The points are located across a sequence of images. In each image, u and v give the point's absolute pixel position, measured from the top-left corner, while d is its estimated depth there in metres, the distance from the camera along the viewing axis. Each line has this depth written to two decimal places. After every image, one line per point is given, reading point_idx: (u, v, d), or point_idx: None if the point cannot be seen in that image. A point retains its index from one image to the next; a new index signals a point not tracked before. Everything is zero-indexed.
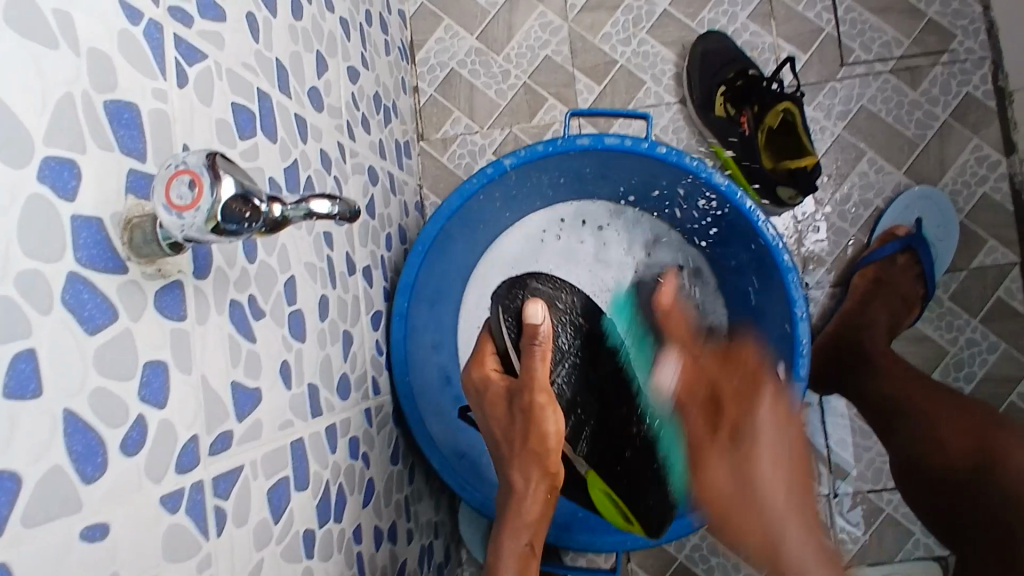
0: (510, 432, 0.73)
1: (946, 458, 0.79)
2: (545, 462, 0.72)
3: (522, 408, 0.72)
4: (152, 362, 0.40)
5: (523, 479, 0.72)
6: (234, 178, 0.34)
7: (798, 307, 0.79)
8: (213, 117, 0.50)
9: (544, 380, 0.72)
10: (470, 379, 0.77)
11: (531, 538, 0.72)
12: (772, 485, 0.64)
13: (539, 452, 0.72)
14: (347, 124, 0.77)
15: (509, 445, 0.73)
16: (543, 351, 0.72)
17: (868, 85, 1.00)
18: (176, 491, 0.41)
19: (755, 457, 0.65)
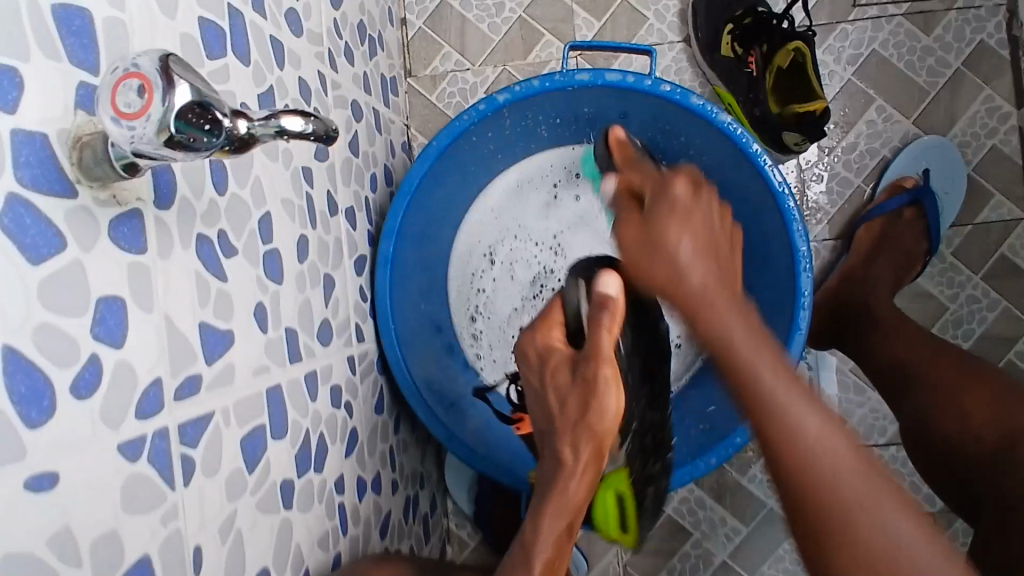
0: (569, 404, 0.65)
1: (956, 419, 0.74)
2: (601, 440, 0.64)
3: (586, 378, 0.64)
4: (107, 298, 0.36)
5: (572, 455, 0.64)
6: (191, 84, 0.29)
7: (801, 257, 0.76)
8: (176, 31, 0.44)
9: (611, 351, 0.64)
10: (532, 345, 0.70)
11: (571, 520, 0.64)
12: (687, 252, 0.53)
13: (592, 428, 0.63)
14: (329, 53, 0.71)
15: (560, 421, 0.65)
16: (617, 318, 0.64)
17: (881, 29, 0.94)
18: (137, 439, 0.38)
19: (684, 251, 0.53)
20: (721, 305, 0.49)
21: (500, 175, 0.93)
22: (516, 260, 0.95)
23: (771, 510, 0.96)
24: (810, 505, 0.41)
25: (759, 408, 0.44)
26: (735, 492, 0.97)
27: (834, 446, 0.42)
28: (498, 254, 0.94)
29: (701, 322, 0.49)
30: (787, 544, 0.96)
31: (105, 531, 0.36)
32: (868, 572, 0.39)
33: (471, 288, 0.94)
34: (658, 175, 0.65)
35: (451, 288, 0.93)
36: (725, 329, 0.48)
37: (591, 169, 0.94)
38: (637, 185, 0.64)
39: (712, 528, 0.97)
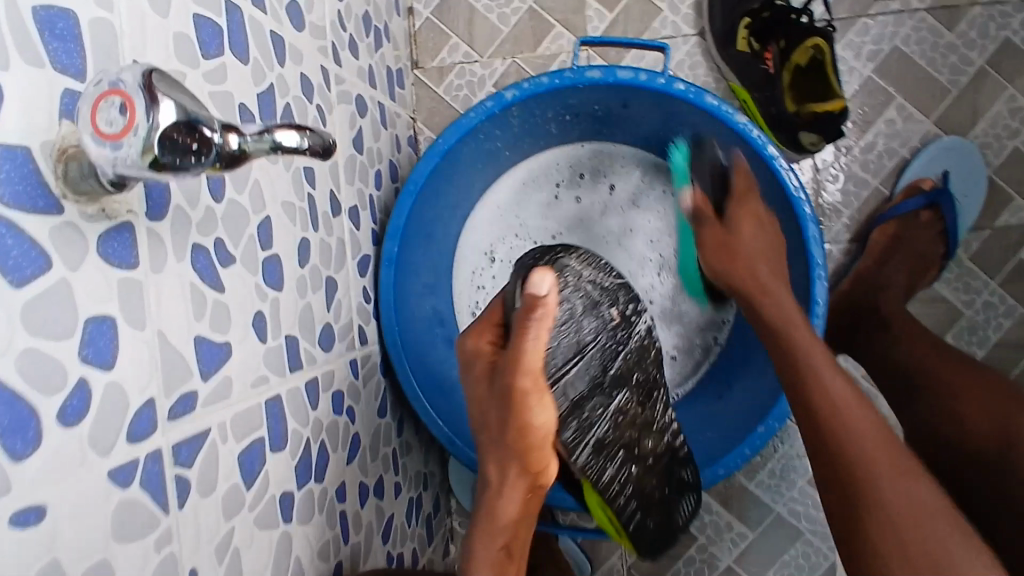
0: (488, 416, 0.58)
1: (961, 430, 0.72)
2: (526, 459, 0.59)
3: (503, 393, 0.56)
4: (97, 317, 0.35)
5: (498, 472, 0.60)
6: (175, 101, 0.27)
7: (817, 262, 0.73)
8: (170, 31, 0.42)
9: (537, 361, 0.55)
10: (461, 348, 0.61)
11: (509, 541, 0.61)
12: (844, 393, 0.62)
13: (513, 448, 0.58)
14: (333, 47, 0.69)
15: (485, 434, 0.59)
16: (547, 322, 0.54)
17: (902, 24, 0.91)
18: (128, 463, 0.37)
19: (835, 386, 0.63)
20: (829, 367, 0.64)
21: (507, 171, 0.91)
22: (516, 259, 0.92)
23: (778, 515, 0.94)
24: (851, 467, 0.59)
25: (851, 446, 0.60)
26: (741, 497, 0.95)
27: (914, 488, 0.57)
28: (499, 252, 0.92)
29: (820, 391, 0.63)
30: (794, 549, 0.94)
31: (96, 561, 0.34)
32: (895, 537, 0.55)
33: (472, 285, 0.91)
34: (771, 218, 0.73)
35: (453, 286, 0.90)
36: (838, 385, 0.63)
37: (597, 171, 0.92)
38: (757, 227, 0.72)
39: (718, 532, 0.96)
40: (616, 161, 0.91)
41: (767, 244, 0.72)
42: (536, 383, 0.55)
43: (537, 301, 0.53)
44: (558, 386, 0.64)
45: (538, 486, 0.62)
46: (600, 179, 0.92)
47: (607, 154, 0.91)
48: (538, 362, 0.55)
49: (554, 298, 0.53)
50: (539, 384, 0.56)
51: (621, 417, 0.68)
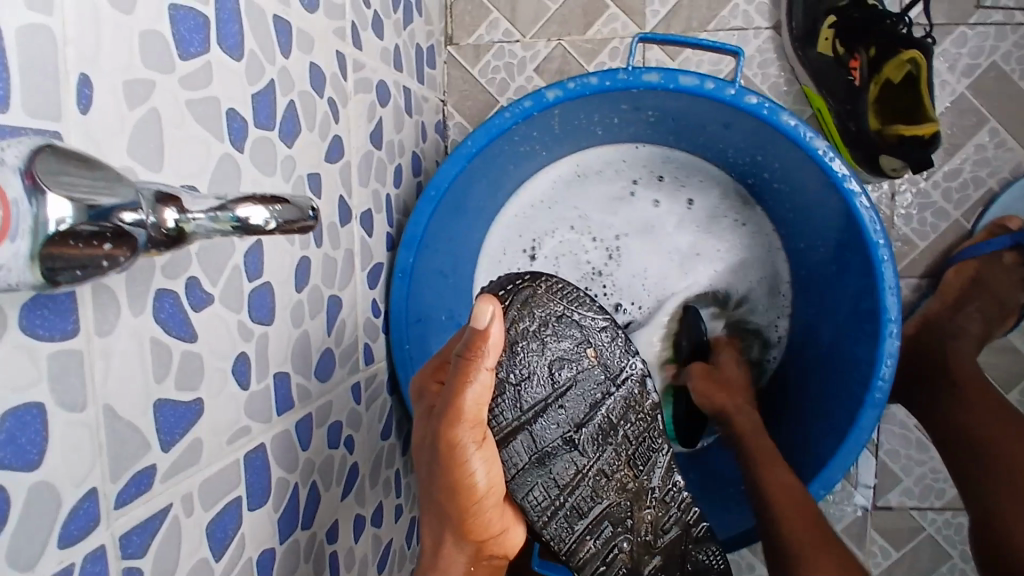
0: (422, 470, 0.51)
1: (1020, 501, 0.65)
2: (465, 520, 0.52)
3: (436, 445, 0.48)
4: (17, 408, 0.28)
5: (432, 539, 0.53)
6: (69, 189, 0.21)
7: (889, 316, 0.64)
8: (135, 29, 0.34)
9: (475, 410, 0.47)
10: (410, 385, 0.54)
11: None
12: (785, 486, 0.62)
13: (454, 509, 0.51)
14: (352, 28, 0.60)
15: (423, 491, 0.52)
16: (495, 361, 0.46)
17: (1005, 38, 0.79)
18: (59, 573, 0.30)
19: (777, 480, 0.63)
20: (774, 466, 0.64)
21: (551, 166, 0.82)
22: (563, 256, 0.83)
23: None
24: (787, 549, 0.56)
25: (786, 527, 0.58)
26: None
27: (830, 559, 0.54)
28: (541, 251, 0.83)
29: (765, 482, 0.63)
30: None
31: None
32: None
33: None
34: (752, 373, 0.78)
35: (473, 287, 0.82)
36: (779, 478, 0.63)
37: (677, 179, 0.82)
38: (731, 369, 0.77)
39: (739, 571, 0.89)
40: (698, 171, 0.82)
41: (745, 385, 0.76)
42: (476, 431, 0.48)
43: (482, 335, 0.45)
44: (514, 444, 0.58)
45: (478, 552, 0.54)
46: (680, 189, 0.82)
47: (691, 164, 0.81)
48: (479, 411, 0.47)
49: (498, 332, 0.45)
50: (477, 435, 0.48)
51: (605, 480, 0.62)
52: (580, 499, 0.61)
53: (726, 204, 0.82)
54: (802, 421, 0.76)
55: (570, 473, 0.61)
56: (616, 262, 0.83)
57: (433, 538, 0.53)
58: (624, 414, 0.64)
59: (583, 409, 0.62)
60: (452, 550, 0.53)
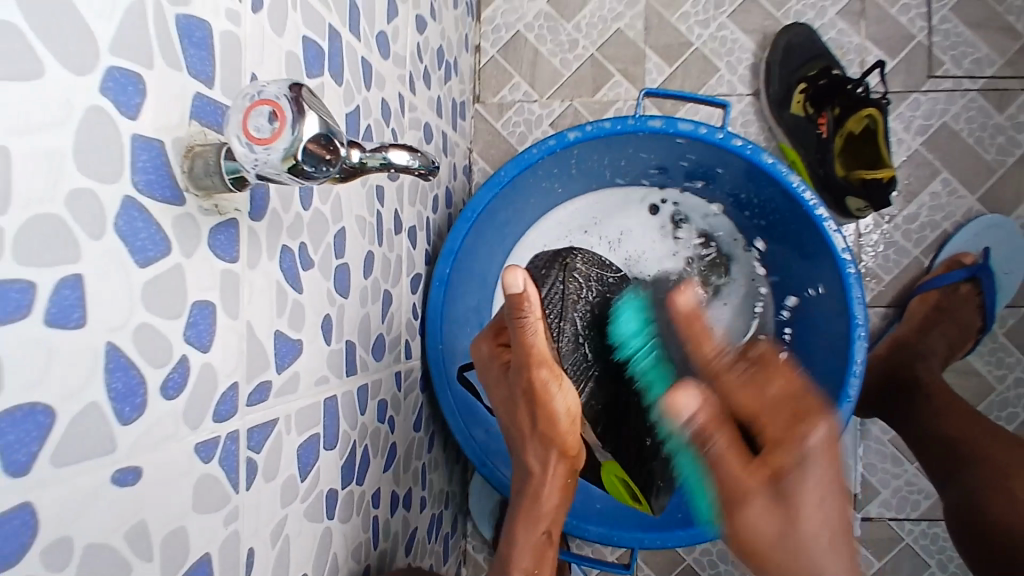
0: (520, 417, 0.69)
1: (1000, 496, 0.73)
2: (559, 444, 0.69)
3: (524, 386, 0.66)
4: (199, 303, 0.38)
5: (538, 464, 0.70)
6: (318, 115, 0.31)
7: (856, 322, 0.75)
8: (283, 48, 0.46)
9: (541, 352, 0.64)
10: (479, 350, 0.71)
11: (549, 527, 0.71)
12: None
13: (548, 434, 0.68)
14: (410, 76, 0.73)
15: (523, 429, 0.70)
16: (537, 311, 0.61)
17: (953, 103, 0.94)
18: (211, 440, 0.39)
19: None
20: None
21: (567, 203, 0.94)
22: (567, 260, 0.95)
23: None
24: None
25: None
26: None
27: None
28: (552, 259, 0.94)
29: None
30: None
31: (174, 528, 0.37)
32: None
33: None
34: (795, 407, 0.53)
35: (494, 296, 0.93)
36: None
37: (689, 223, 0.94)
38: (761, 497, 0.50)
39: None
40: (702, 213, 0.93)
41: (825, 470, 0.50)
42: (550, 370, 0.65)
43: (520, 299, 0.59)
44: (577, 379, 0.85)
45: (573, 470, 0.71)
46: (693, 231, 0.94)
47: (697, 208, 0.93)
48: (543, 353, 0.64)
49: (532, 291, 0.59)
50: (555, 374, 0.66)
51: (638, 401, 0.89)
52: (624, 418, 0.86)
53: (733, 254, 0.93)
54: None
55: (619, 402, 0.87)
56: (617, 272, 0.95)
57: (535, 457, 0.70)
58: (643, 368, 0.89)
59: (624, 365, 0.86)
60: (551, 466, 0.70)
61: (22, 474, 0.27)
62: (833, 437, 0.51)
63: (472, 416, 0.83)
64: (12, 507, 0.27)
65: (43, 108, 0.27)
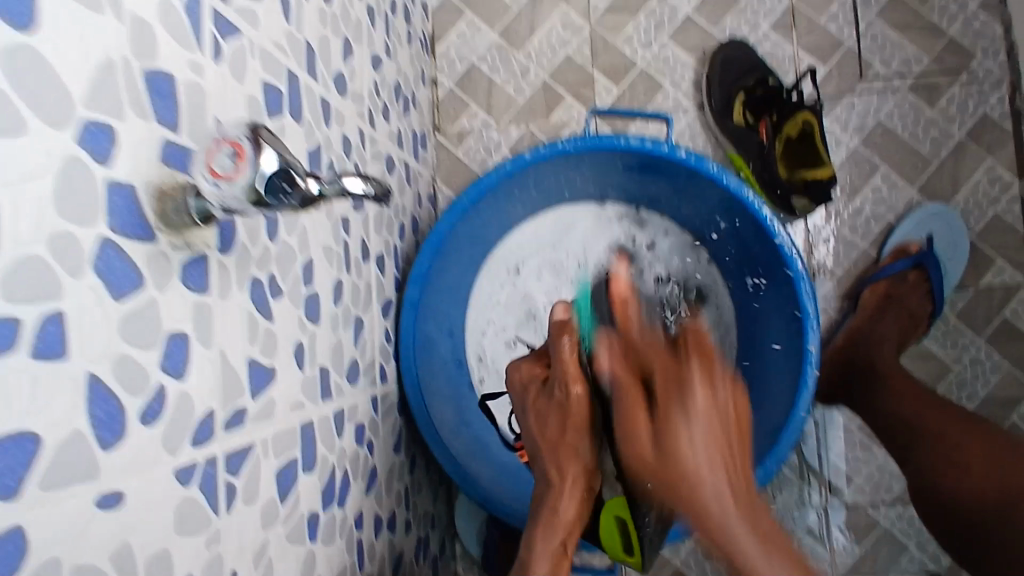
0: (549, 427, 0.73)
1: (971, 483, 0.76)
2: (582, 459, 0.72)
3: (559, 401, 0.73)
4: (174, 334, 0.40)
5: (557, 472, 0.72)
6: (276, 151, 0.33)
7: (808, 314, 0.79)
8: (244, 93, 0.49)
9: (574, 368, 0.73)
10: (517, 371, 0.79)
11: (565, 538, 0.70)
12: (720, 489, 0.57)
13: (575, 446, 0.72)
14: (369, 111, 0.76)
15: (547, 439, 0.73)
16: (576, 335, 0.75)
17: (886, 101, 0.99)
18: (190, 464, 0.41)
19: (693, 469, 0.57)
20: (702, 468, 0.57)
21: (530, 219, 0.98)
22: (537, 273, 0.98)
23: None
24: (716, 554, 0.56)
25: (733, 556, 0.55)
26: None
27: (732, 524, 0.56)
28: (523, 271, 0.98)
29: (698, 508, 0.57)
30: None
31: (158, 549, 0.39)
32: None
33: (487, 304, 0.98)
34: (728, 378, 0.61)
35: (467, 306, 0.97)
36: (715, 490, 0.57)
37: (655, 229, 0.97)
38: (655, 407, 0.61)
39: None
40: (661, 229, 0.97)
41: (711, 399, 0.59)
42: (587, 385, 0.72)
43: (565, 323, 0.77)
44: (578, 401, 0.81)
45: (592, 487, 0.73)
46: (659, 235, 0.97)
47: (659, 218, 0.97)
48: (576, 368, 0.73)
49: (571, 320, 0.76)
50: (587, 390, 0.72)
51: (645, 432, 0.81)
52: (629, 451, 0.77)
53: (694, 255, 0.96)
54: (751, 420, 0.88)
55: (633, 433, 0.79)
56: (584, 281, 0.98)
57: (562, 470, 0.72)
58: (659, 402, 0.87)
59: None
60: (574, 478, 0.72)
61: (15, 497, 0.29)
62: (717, 378, 0.60)
63: (449, 437, 0.85)
64: (4, 531, 0.29)
65: (23, 159, 0.30)
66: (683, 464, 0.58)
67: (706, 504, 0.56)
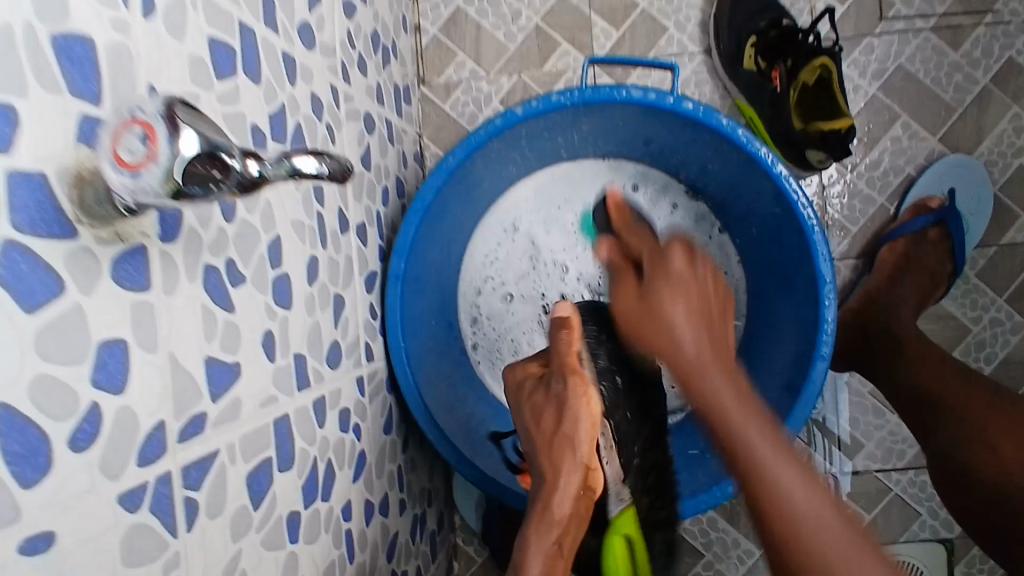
0: (545, 422, 0.67)
1: (996, 460, 0.71)
2: (579, 448, 0.63)
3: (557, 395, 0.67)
4: (109, 342, 0.35)
5: (552, 469, 0.63)
6: (197, 130, 0.27)
7: (824, 279, 0.74)
8: (185, 53, 0.42)
9: (570, 355, 0.70)
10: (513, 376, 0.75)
11: (561, 538, 0.60)
12: (692, 345, 0.54)
13: (570, 437, 0.64)
14: (342, 65, 0.69)
15: (542, 437, 0.66)
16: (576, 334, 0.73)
17: (907, 43, 0.91)
18: (138, 487, 0.37)
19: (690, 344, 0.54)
20: (702, 359, 0.52)
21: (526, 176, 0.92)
22: (535, 234, 0.93)
23: None
24: (761, 496, 0.45)
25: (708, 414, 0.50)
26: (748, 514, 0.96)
27: (779, 469, 0.45)
28: (521, 232, 0.93)
29: (708, 402, 0.50)
30: None
31: None
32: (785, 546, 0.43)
33: (482, 264, 0.93)
34: (710, 272, 0.59)
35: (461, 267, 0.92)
36: (688, 343, 0.54)
37: (660, 191, 0.92)
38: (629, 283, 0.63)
39: (725, 549, 0.96)
40: (669, 203, 0.92)
41: (689, 274, 0.58)
42: (579, 375, 0.67)
43: (566, 321, 0.73)
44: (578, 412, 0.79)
45: (591, 484, 0.63)
46: (663, 197, 0.92)
47: (663, 177, 0.92)
48: (574, 359, 0.70)
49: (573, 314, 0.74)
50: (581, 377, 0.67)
51: (647, 450, 0.76)
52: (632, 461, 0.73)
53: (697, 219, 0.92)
54: (760, 388, 0.83)
55: (634, 445, 0.74)
56: (589, 250, 0.94)
57: (556, 471, 0.63)
58: (655, 409, 0.81)
59: (639, 399, 0.78)
60: (571, 473, 0.62)
61: None
62: (701, 274, 0.59)
63: (440, 416, 0.80)
64: None
65: None
66: (661, 332, 0.56)
67: (688, 359, 0.53)
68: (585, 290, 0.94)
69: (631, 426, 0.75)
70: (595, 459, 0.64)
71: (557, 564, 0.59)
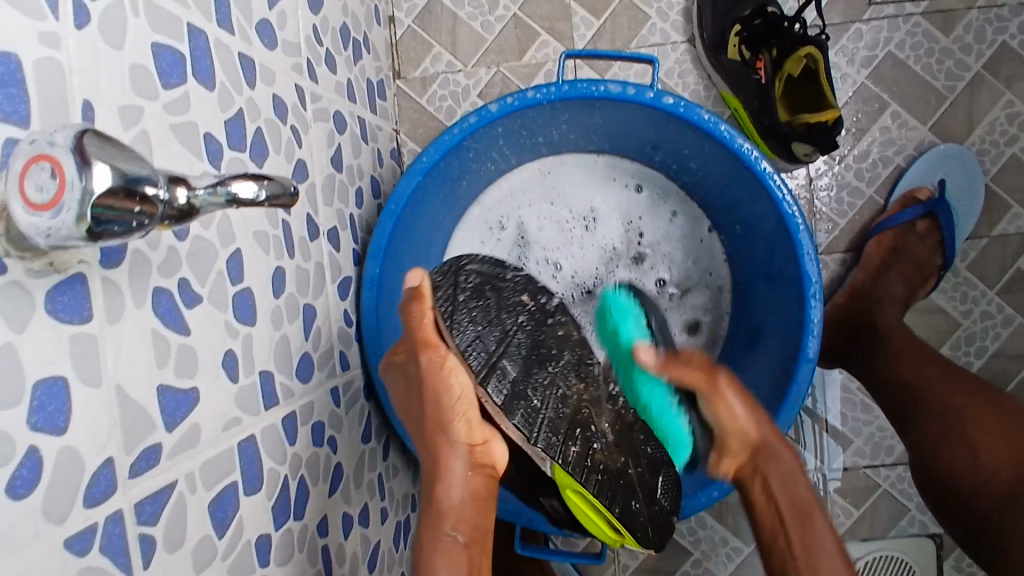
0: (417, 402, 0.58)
1: (975, 461, 0.72)
2: (457, 433, 0.56)
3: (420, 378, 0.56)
4: (48, 379, 0.33)
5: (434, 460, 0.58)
6: (109, 164, 0.26)
7: (810, 279, 0.72)
8: (126, 64, 0.39)
9: (428, 333, 0.55)
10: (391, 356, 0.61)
11: (459, 527, 0.57)
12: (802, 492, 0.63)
13: (448, 425, 0.56)
14: (308, 63, 0.66)
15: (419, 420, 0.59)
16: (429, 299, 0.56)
17: (897, 29, 0.89)
18: (86, 530, 0.35)
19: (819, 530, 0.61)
20: (810, 505, 0.62)
21: (516, 170, 0.90)
22: (525, 231, 0.91)
23: None
24: None
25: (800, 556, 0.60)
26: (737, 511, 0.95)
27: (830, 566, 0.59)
28: (509, 227, 0.91)
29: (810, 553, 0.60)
30: None
31: None
32: None
33: None
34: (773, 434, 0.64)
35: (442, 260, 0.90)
36: (798, 487, 0.63)
37: (661, 196, 0.90)
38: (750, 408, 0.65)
39: (714, 547, 0.95)
40: (668, 211, 0.90)
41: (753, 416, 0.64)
42: (436, 350, 0.55)
43: (418, 293, 0.56)
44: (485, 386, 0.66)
45: (486, 459, 0.58)
46: (661, 204, 0.90)
47: (668, 183, 0.90)
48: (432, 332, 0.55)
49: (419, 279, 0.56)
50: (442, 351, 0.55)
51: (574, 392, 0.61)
52: (556, 411, 0.59)
53: (692, 224, 0.90)
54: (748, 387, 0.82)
55: (538, 391, 0.59)
56: (584, 250, 0.91)
57: (436, 459, 0.57)
58: (564, 336, 0.63)
59: (534, 329, 0.61)
60: (451, 462, 0.57)
61: None
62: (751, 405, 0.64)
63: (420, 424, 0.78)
64: None
65: None
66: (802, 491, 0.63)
67: (812, 526, 0.61)
68: (576, 288, 0.92)
69: (530, 381, 0.59)
70: (477, 435, 0.57)
71: (460, 555, 0.56)
